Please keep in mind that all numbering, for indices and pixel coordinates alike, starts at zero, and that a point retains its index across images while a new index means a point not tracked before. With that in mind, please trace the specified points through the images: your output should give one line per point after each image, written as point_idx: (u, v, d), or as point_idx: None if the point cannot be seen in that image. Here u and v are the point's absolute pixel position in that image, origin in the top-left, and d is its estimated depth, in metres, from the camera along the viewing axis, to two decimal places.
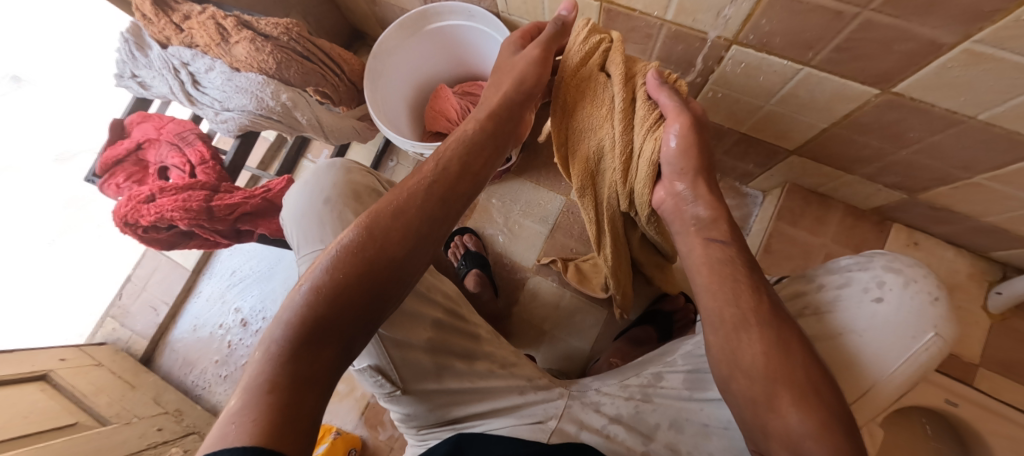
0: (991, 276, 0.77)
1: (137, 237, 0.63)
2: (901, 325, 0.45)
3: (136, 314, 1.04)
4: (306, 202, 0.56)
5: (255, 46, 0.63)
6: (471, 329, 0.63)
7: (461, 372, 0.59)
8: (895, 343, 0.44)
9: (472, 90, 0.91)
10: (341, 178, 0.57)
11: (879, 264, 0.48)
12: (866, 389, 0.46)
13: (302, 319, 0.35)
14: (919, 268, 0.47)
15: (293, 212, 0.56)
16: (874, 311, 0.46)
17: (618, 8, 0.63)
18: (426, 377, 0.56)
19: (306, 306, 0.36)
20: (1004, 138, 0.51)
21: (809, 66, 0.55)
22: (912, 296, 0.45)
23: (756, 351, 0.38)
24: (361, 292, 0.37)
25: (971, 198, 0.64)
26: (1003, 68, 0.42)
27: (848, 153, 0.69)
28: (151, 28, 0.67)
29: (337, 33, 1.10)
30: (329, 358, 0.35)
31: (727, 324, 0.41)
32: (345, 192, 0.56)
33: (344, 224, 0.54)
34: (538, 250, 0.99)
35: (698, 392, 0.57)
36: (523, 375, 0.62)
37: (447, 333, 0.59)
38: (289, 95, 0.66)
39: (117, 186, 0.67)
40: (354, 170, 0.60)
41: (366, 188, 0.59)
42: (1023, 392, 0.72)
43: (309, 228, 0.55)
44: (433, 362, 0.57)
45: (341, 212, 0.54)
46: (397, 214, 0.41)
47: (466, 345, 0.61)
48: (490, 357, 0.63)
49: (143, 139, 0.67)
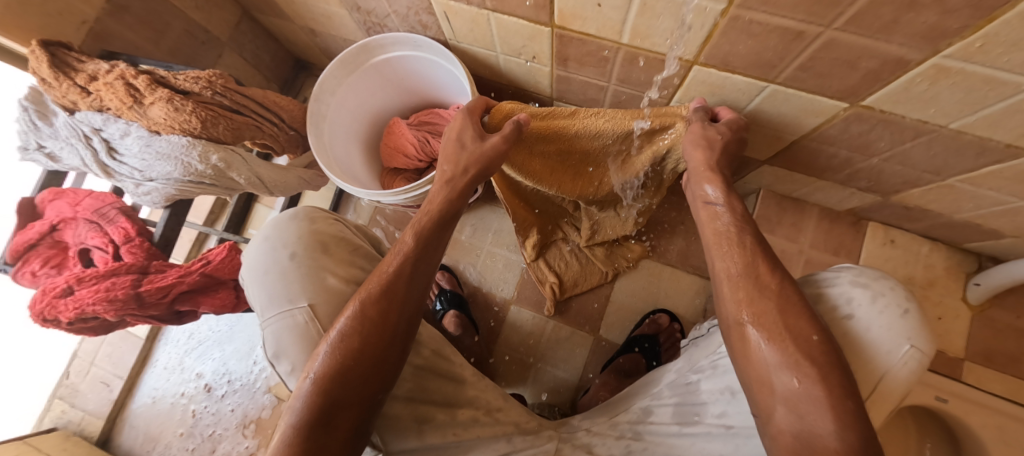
0: (967, 268, 0.77)
1: (62, 330, 0.56)
2: (876, 343, 0.40)
3: (86, 393, 1.00)
4: (269, 259, 0.50)
5: (174, 106, 0.58)
6: (453, 371, 0.55)
7: (444, 425, 0.51)
8: (895, 332, 0.40)
9: (428, 119, 0.87)
10: (308, 231, 0.52)
11: (845, 280, 0.44)
12: (877, 381, 0.41)
13: (310, 405, 0.39)
14: (886, 280, 0.43)
15: (255, 269, 0.50)
16: (849, 332, 0.42)
17: (570, 33, 0.57)
18: (405, 435, 0.49)
19: (313, 393, 0.39)
20: (976, 144, 0.49)
21: (774, 83, 0.52)
22: (881, 312, 0.41)
23: (758, 337, 0.38)
24: (363, 373, 0.41)
25: (943, 199, 0.63)
26: (972, 81, 0.39)
27: (819, 161, 0.67)
28: (54, 92, 0.59)
29: (279, 65, 1.03)
30: (340, 436, 0.40)
31: (734, 284, 0.41)
32: (311, 245, 0.51)
33: (312, 279, 0.48)
34: (515, 280, 0.95)
35: (689, 425, 0.49)
36: (508, 421, 0.54)
37: (426, 380, 0.52)
38: (220, 156, 0.61)
39: (33, 274, 0.59)
40: (321, 219, 0.55)
41: (333, 237, 0.53)
42: (1005, 381, 0.73)
43: (272, 288, 0.48)
44: (413, 418, 0.50)
45: (309, 267, 0.49)
46: (387, 293, 0.43)
47: (447, 391, 0.54)
48: (474, 403, 0.54)
49: (58, 218, 0.60)
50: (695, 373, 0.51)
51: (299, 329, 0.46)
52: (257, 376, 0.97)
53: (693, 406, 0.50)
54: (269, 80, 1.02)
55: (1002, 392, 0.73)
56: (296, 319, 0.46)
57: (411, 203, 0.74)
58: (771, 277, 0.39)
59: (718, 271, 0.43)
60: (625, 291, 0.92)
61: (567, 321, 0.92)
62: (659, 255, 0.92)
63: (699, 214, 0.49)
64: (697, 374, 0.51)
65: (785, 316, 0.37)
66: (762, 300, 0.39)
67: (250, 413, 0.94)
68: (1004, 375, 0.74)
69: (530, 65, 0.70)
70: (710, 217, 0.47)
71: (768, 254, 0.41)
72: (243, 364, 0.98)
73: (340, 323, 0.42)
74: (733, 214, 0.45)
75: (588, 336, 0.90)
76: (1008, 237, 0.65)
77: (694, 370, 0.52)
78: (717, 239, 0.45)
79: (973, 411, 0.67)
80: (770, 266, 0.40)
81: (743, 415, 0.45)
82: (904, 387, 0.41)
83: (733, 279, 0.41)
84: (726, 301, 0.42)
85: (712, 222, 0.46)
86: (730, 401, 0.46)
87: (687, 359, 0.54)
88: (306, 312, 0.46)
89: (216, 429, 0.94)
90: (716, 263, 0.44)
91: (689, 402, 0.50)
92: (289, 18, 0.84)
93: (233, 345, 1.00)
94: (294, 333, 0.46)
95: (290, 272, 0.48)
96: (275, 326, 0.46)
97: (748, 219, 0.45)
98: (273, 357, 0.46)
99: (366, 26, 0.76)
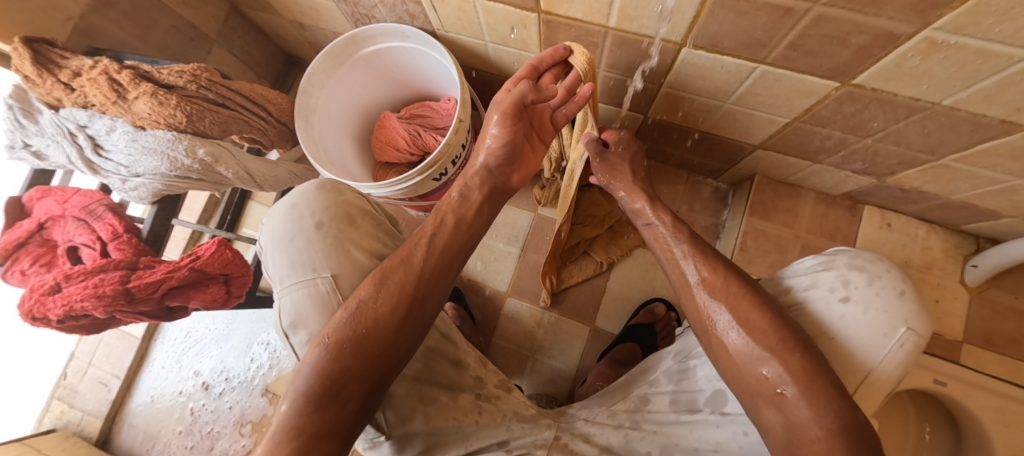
0: (965, 250, 0.76)
1: (53, 329, 0.56)
2: (872, 326, 0.41)
3: (85, 393, 1.01)
4: (294, 226, 0.48)
5: (158, 100, 0.58)
6: (459, 355, 0.54)
7: (444, 408, 0.50)
8: (889, 319, 0.41)
9: (419, 112, 0.86)
10: (335, 200, 0.49)
11: (843, 263, 0.45)
12: (871, 367, 0.41)
13: (323, 374, 0.38)
14: (883, 263, 0.44)
15: (279, 237, 0.48)
16: (841, 317, 0.42)
17: (557, 18, 0.56)
18: (412, 418, 0.48)
19: (325, 362, 0.38)
20: (970, 121, 0.48)
21: (764, 64, 0.51)
22: (877, 294, 0.42)
23: (726, 323, 0.39)
24: (376, 345, 0.39)
25: (939, 179, 0.62)
26: (964, 54, 0.39)
27: (813, 143, 0.66)
28: (38, 89, 0.58)
29: (269, 61, 1.02)
30: (348, 412, 0.38)
31: (691, 291, 0.42)
32: (339, 215, 0.49)
33: (338, 250, 0.47)
34: (510, 272, 0.95)
35: (687, 412, 0.50)
36: (507, 409, 0.53)
37: (434, 360, 0.51)
38: (206, 150, 0.61)
39: (22, 273, 0.58)
40: (348, 191, 0.52)
41: (360, 210, 0.51)
42: (1004, 362, 0.73)
43: (297, 257, 0.46)
44: (417, 396, 0.48)
45: (336, 238, 0.47)
46: (408, 267, 0.42)
47: (451, 375, 0.52)
48: (475, 388, 0.53)
49: (46, 217, 0.60)
50: (691, 359, 0.52)
51: (320, 299, 0.45)
52: (256, 373, 0.97)
53: (689, 394, 0.50)
54: (260, 76, 1.02)
55: (1001, 374, 0.72)
56: (319, 289, 0.45)
57: (404, 195, 0.74)
58: (719, 277, 0.41)
59: (674, 281, 0.45)
60: (621, 281, 0.91)
61: (564, 313, 0.91)
62: None
63: (641, 235, 0.51)
64: (693, 360, 0.51)
65: (738, 312, 0.38)
66: (717, 300, 0.40)
67: (247, 412, 0.94)
68: (1004, 356, 0.73)
69: (519, 53, 0.69)
70: (652, 235, 0.49)
71: (712, 255, 0.43)
72: (240, 362, 0.98)
73: (359, 291, 0.41)
74: (667, 227, 0.48)
75: (584, 327, 0.90)
76: (1005, 217, 0.64)
77: (690, 356, 0.52)
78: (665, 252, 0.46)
79: (973, 393, 0.67)
80: (713, 266, 0.42)
81: (737, 402, 0.46)
82: (901, 366, 0.42)
83: (687, 285, 0.43)
84: (686, 301, 0.43)
85: (653, 238, 0.49)
86: (726, 389, 0.47)
87: (680, 343, 0.54)
88: (331, 282, 0.45)
89: (214, 426, 0.95)
90: (674, 271, 0.45)
91: (685, 390, 0.51)
92: (277, 12, 0.83)
93: (230, 343, 1.00)
94: (316, 302, 0.45)
95: (317, 241, 0.46)
96: (296, 294, 0.45)
97: (681, 222, 0.48)
98: (289, 326, 0.46)
99: (354, 18, 0.75)
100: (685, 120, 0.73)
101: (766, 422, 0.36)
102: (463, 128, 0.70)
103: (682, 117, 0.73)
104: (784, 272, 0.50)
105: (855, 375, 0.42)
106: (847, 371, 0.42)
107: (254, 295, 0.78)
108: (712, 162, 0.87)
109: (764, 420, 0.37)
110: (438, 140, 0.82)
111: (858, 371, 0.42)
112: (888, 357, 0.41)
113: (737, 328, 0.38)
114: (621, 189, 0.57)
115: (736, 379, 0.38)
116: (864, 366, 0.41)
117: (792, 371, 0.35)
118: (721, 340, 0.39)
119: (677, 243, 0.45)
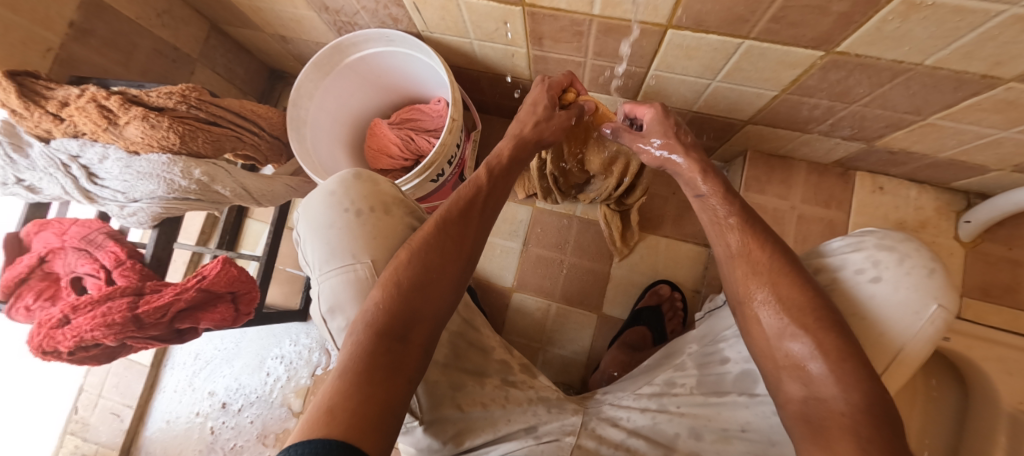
0: (956, 206, 0.78)
1: (65, 362, 0.56)
2: (904, 307, 0.42)
3: (98, 425, 1.01)
4: (332, 212, 0.48)
5: (149, 123, 0.57)
6: (482, 341, 0.55)
7: (475, 394, 0.50)
8: (917, 298, 0.42)
9: (409, 116, 0.87)
10: (371, 189, 0.49)
11: (871, 243, 0.45)
12: (899, 346, 0.42)
13: (388, 313, 0.40)
14: (910, 243, 0.45)
15: (318, 224, 0.48)
16: (868, 298, 0.43)
17: (541, 10, 0.56)
18: (443, 403, 0.48)
19: (389, 303, 0.40)
20: (951, 79, 0.49)
21: (749, 39, 0.52)
22: (907, 273, 0.43)
23: (762, 303, 0.40)
24: (439, 288, 0.43)
25: (924, 138, 0.64)
26: (942, 14, 0.39)
27: (801, 114, 0.67)
28: (26, 122, 0.58)
29: (252, 78, 1.02)
30: (412, 353, 0.39)
31: (734, 267, 0.43)
32: (374, 203, 0.48)
33: (378, 236, 0.47)
34: (514, 267, 0.95)
35: (714, 395, 0.50)
36: (535, 393, 0.53)
37: (460, 347, 0.52)
38: (202, 169, 0.61)
39: (27, 309, 0.58)
40: (382, 180, 0.51)
41: (394, 198, 0.50)
42: (1006, 313, 0.74)
43: (336, 243, 0.47)
44: (450, 384, 0.49)
45: (375, 226, 0.47)
46: (463, 215, 0.47)
47: (477, 360, 0.53)
48: (501, 373, 0.54)
49: (45, 250, 0.59)
50: (719, 342, 0.52)
51: (359, 284, 0.45)
52: (271, 387, 0.97)
53: (716, 376, 0.51)
54: (246, 93, 1.01)
55: (1003, 324, 0.74)
56: (358, 275, 0.46)
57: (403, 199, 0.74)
58: (765, 254, 0.42)
59: (718, 253, 0.46)
60: (624, 266, 0.92)
61: (571, 302, 0.92)
62: (656, 227, 0.92)
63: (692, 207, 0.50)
64: (721, 344, 0.52)
65: (784, 288, 0.40)
66: (761, 281, 0.41)
67: (268, 425, 0.95)
68: (1003, 306, 0.75)
69: (505, 49, 0.70)
70: (707, 209, 0.48)
71: (763, 230, 0.44)
72: (255, 377, 0.98)
73: (420, 237, 0.44)
74: (725, 202, 0.46)
75: (592, 315, 0.91)
76: (994, 170, 0.66)
77: (718, 339, 0.52)
78: (717, 227, 0.46)
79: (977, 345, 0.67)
80: (761, 242, 0.43)
81: (765, 383, 0.47)
82: (928, 342, 0.43)
83: (734, 261, 0.43)
84: (725, 267, 0.44)
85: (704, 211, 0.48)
86: (754, 370, 0.48)
87: (705, 327, 0.55)
88: (369, 268, 0.46)
89: (237, 441, 0.95)
90: (720, 247, 0.45)
91: (711, 373, 0.51)
92: (258, 27, 0.83)
93: (241, 361, 1.01)
94: (353, 288, 0.45)
95: (357, 228, 0.47)
96: (334, 280, 0.46)
97: (735, 196, 0.47)
98: (327, 311, 0.46)
99: (337, 26, 0.75)
100: (678, 101, 0.74)
101: (786, 396, 0.38)
102: (457, 127, 0.69)
103: (673, 99, 0.74)
104: (808, 254, 0.51)
105: (886, 352, 0.43)
106: (877, 350, 0.43)
107: (261, 312, 0.76)
108: (702, 141, 0.87)
109: (785, 393, 0.38)
110: (432, 142, 0.82)
111: (889, 349, 0.43)
112: (919, 334, 0.42)
113: (771, 306, 0.40)
114: (676, 158, 0.51)
115: (765, 357, 0.40)
116: (897, 345, 0.42)
117: (831, 354, 0.36)
118: (756, 317, 0.41)
119: (730, 224, 0.45)
